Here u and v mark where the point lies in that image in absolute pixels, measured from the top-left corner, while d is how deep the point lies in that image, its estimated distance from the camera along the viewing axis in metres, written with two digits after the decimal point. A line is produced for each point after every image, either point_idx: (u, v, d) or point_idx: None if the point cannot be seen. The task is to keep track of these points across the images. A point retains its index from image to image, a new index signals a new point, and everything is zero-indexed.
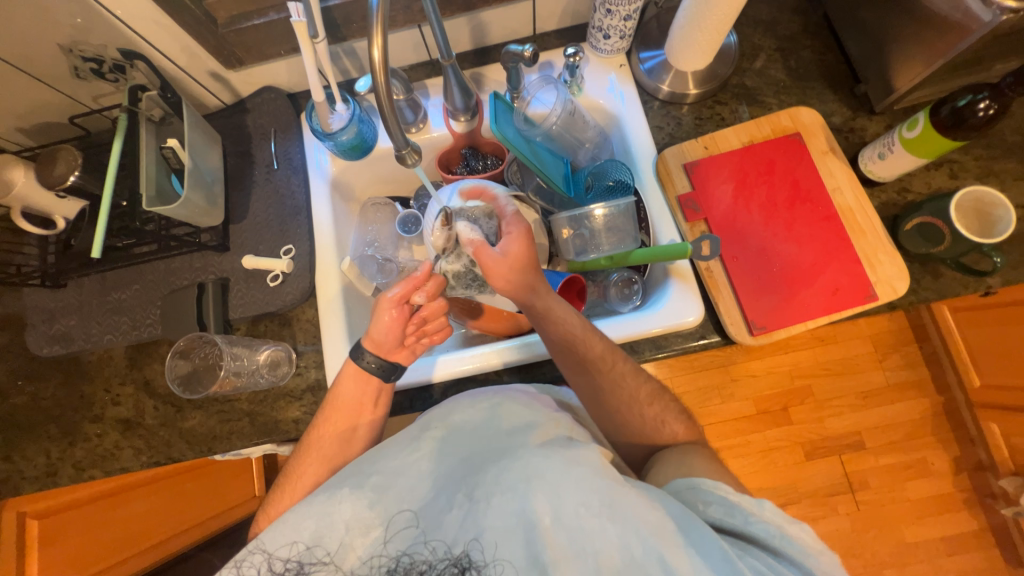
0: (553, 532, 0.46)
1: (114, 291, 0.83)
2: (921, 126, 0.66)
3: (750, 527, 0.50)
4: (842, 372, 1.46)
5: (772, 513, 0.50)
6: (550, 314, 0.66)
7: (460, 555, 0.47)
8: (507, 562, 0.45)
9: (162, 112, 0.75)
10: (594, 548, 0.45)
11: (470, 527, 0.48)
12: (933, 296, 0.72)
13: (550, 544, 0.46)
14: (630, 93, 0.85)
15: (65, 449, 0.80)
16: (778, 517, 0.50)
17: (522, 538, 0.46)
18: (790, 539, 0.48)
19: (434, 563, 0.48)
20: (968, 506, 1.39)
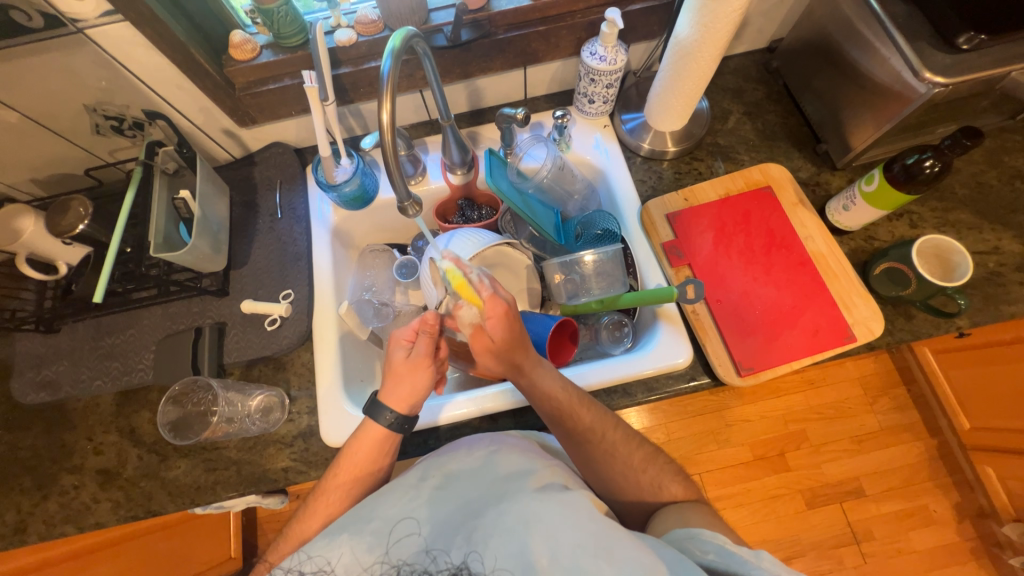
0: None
1: (109, 336, 0.83)
2: (878, 181, 0.72)
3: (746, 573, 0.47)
4: (834, 415, 1.46)
5: (771, 563, 0.47)
6: (540, 388, 0.64)
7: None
8: None
9: (176, 165, 0.79)
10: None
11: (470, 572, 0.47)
12: (907, 337, 0.75)
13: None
14: (614, 150, 0.92)
15: (38, 503, 0.77)
16: (776, 567, 0.47)
17: None
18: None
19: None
20: (975, 556, 1.35)
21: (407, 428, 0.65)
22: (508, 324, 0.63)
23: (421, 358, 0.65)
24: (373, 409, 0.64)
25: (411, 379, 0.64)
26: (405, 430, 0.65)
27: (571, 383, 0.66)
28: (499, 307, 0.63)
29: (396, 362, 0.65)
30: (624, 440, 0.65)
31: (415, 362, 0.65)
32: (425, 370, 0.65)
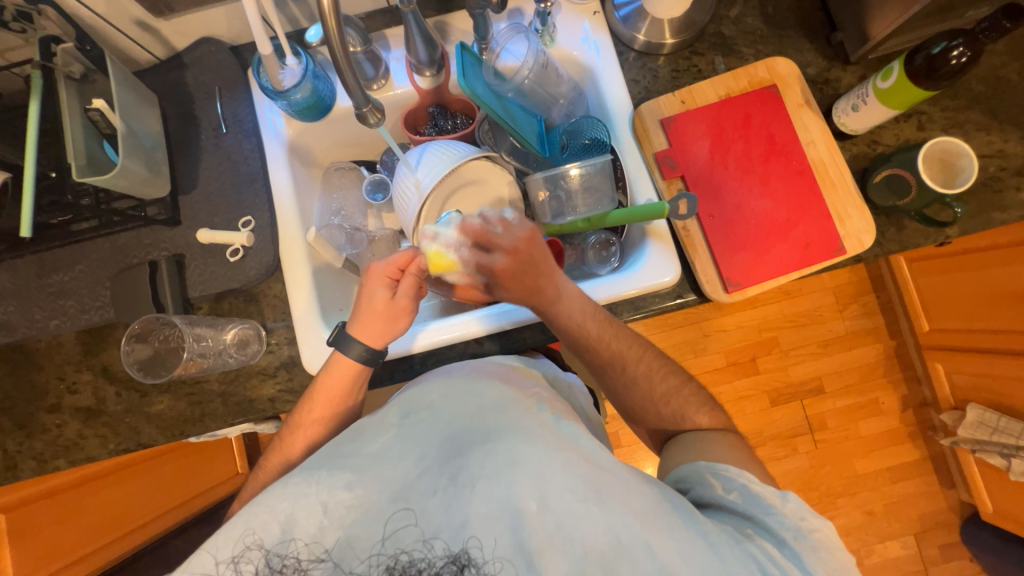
0: (539, 518, 0.46)
1: (55, 273, 0.76)
2: (896, 76, 0.65)
3: (768, 517, 0.51)
4: (807, 323, 1.53)
5: (796, 506, 0.51)
6: (560, 317, 0.65)
7: (459, 552, 0.45)
8: (494, 549, 0.45)
9: (82, 67, 0.66)
10: (580, 534, 0.45)
11: (457, 513, 0.46)
12: (896, 248, 0.74)
13: (536, 531, 0.45)
14: (605, 44, 0.80)
15: (23, 441, 0.76)
16: (802, 511, 0.50)
17: (508, 526, 0.45)
18: (805, 535, 0.49)
19: (433, 561, 0.45)
20: (913, 438, 1.52)
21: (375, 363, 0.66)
22: (512, 280, 0.64)
23: (402, 299, 0.65)
24: (343, 341, 0.65)
25: (385, 322, 0.65)
26: (377, 362, 0.67)
27: (593, 312, 0.66)
28: (491, 274, 0.64)
29: (373, 302, 0.65)
30: (617, 354, 0.67)
31: (394, 304, 0.65)
32: (402, 313, 0.66)
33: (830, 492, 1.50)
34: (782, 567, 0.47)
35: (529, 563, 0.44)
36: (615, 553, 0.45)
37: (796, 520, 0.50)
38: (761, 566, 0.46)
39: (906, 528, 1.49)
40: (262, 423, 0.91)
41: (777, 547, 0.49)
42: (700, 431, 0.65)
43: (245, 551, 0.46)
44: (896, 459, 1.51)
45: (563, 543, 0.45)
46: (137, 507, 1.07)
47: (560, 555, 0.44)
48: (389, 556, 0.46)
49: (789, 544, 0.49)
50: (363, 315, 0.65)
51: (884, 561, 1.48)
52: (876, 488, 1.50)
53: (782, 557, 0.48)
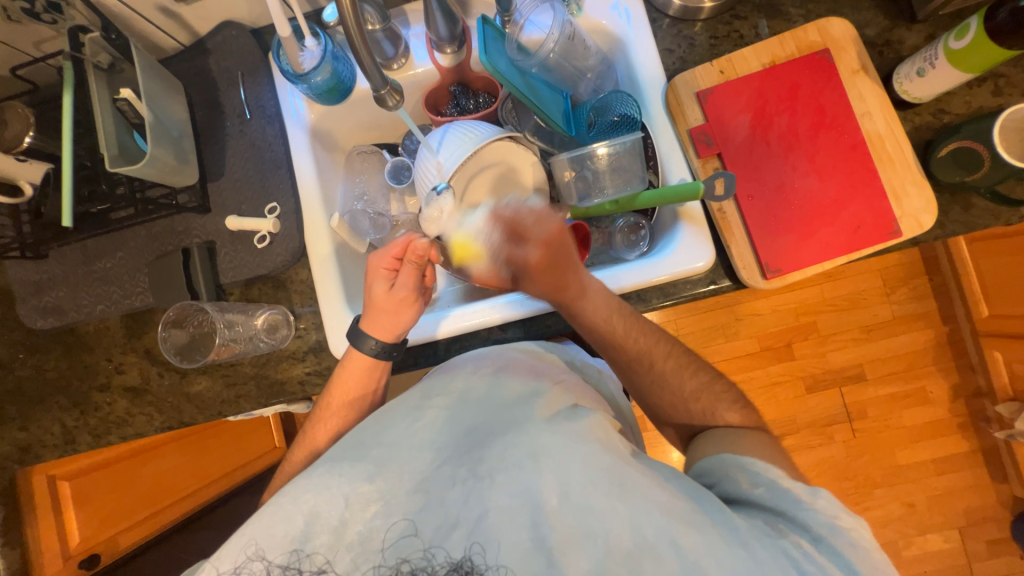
0: (559, 512, 0.45)
1: (98, 260, 0.79)
2: (971, 36, 0.58)
3: (800, 513, 0.48)
4: (850, 307, 1.44)
5: (827, 503, 0.48)
6: (582, 314, 0.64)
7: (461, 560, 0.45)
8: (512, 543, 0.44)
9: (109, 57, 0.67)
10: (602, 530, 0.45)
11: (476, 506, 0.47)
12: (960, 229, 0.67)
13: (557, 526, 0.45)
14: (637, 11, 0.75)
15: (79, 417, 0.81)
16: (835, 508, 0.48)
17: (528, 521, 0.45)
18: (841, 531, 0.46)
19: (435, 567, 0.45)
20: (962, 430, 1.43)
21: (395, 354, 0.68)
22: (542, 274, 0.63)
23: (401, 290, 0.65)
24: (357, 336, 0.66)
25: (393, 314, 0.66)
26: (394, 356, 0.68)
27: (619, 308, 0.65)
28: (520, 264, 0.64)
29: (376, 296, 0.65)
30: (644, 351, 0.65)
31: (397, 296, 0.65)
32: (405, 304, 0.66)
33: (868, 482, 1.44)
34: (815, 563, 0.44)
35: (550, 558, 0.44)
36: (640, 551, 0.43)
37: (831, 516, 0.47)
38: (796, 563, 0.44)
39: (951, 522, 1.42)
40: (297, 403, 0.94)
41: (811, 543, 0.46)
42: (729, 427, 0.61)
43: (248, 562, 0.48)
44: (942, 451, 1.43)
45: (585, 539, 0.44)
46: (182, 479, 1.13)
47: (582, 552, 0.44)
48: (391, 566, 0.46)
49: (825, 540, 0.46)
50: (370, 309, 0.66)
51: (924, 554, 1.42)
52: (918, 480, 1.43)
53: (818, 554, 0.45)
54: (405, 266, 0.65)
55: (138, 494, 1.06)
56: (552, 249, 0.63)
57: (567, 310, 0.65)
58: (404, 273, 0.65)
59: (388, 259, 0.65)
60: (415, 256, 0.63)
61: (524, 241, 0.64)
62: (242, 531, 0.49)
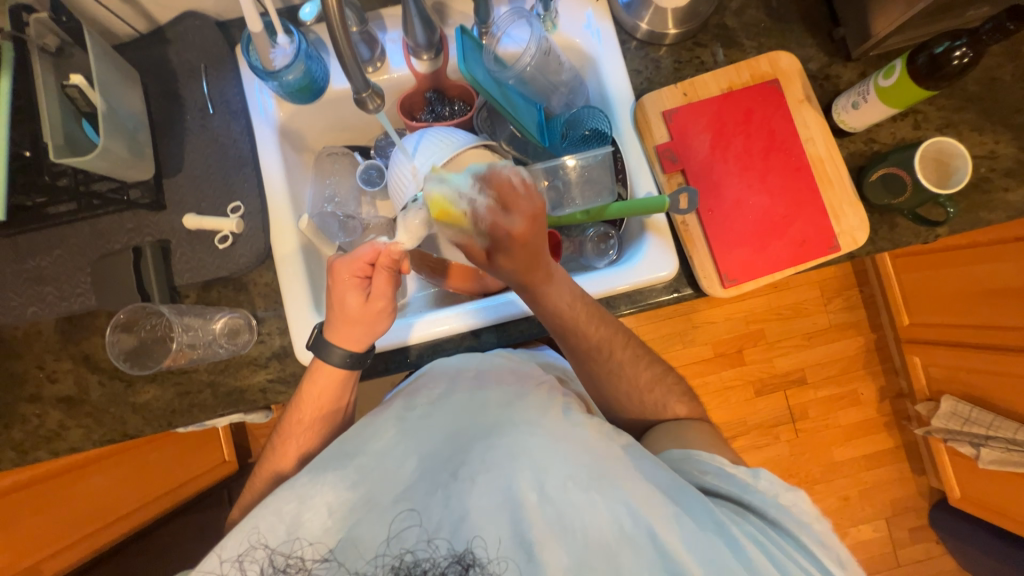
0: (539, 509, 0.47)
1: (31, 258, 0.72)
2: (897, 75, 0.66)
3: (750, 495, 0.52)
4: (794, 315, 1.56)
5: (768, 483, 0.53)
6: (545, 299, 0.62)
7: (463, 552, 0.44)
8: (497, 543, 0.45)
9: (58, 40, 0.62)
10: (582, 524, 0.46)
11: (456, 506, 0.47)
12: (887, 246, 0.75)
13: (538, 523, 0.46)
14: (608, 33, 0.79)
15: (1, 432, 0.73)
16: (775, 487, 0.52)
17: (509, 519, 0.46)
18: (786, 508, 0.50)
19: (437, 561, 0.44)
20: (889, 428, 1.57)
21: (366, 361, 0.67)
22: (520, 253, 0.58)
23: (379, 299, 0.63)
24: (321, 348, 0.64)
25: (365, 324, 0.64)
26: (363, 364, 0.67)
27: (582, 295, 0.64)
28: (503, 238, 0.57)
29: (348, 304, 0.62)
30: (606, 338, 0.66)
31: (371, 305, 0.63)
32: (382, 315, 0.64)
33: (811, 478, 1.55)
34: (773, 539, 0.48)
35: (531, 555, 0.44)
36: (618, 543, 0.46)
37: (774, 493, 0.52)
38: (762, 546, 0.47)
39: (880, 512, 1.55)
40: (256, 414, 0.89)
41: (770, 527, 0.50)
42: (678, 420, 0.67)
43: (250, 550, 0.46)
44: (874, 448, 1.57)
45: (564, 534, 0.46)
46: (118, 497, 1.04)
47: (562, 547, 0.45)
48: (394, 556, 0.45)
49: (783, 524, 0.50)
50: (340, 322, 0.63)
51: (857, 543, 1.54)
52: (853, 475, 1.55)
53: (780, 538, 0.49)
54: (381, 274, 0.62)
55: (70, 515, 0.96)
56: (536, 230, 0.58)
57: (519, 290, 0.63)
58: (374, 279, 0.62)
59: (355, 266, 0.61)
60: (389, 261, 0.61)
61: (507, 213, 0.57)
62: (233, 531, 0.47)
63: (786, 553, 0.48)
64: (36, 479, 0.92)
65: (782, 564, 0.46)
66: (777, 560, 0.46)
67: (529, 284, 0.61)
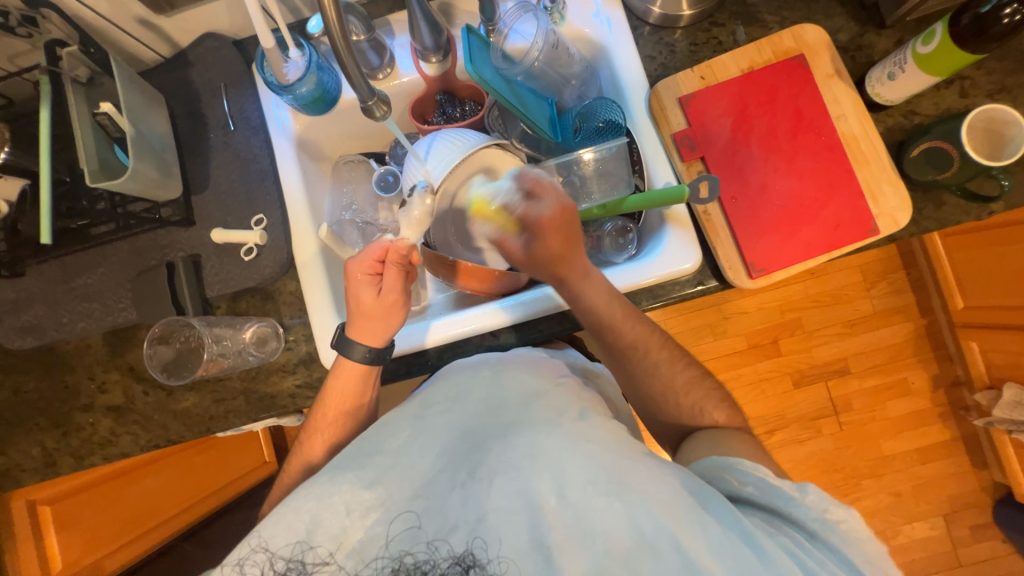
0: (557, 512, 0.46)
1: (78, 277, 0.77)
2: (938, 40, 0.60)
3: (791, 508, 0.49)
4: (833, 302, 1.48)
5: (816, 498, 0.49)
6: (577, 296, 0.63)
7: (463, 554, 0.45)
8: (511, 546, 0.45)
9: (88, 70, 0.66)
10: (601, 529, 0.45)
11: (473, 508, 0.47)
12: (934, 225, 0.70)
13: (554, 525, 0.45)
14: (618, 19, 0.76)
15: (60, 439, 0.79)
16: (824, 502, 0.48)
17: (526, 520, 0.46)
18: (832, 525, 0.47)
19: (438, 562, 0.46)
20: (944, 419, 1.47)
21: (386, 358, 0.68)
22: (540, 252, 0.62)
23: (390, 293, 0.65)
24: (345, 344, 0.65)
25: (382, 318, 0.65)
26: (383, 360, 0.68)
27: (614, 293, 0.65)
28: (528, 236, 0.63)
29: (363, 302, 0.64)
30: (627, 336, 0.64)
31: (385, 299, 0.65)
32: (395, 308, 0.65)
33: (856, 473, 1.47)
34: (814, 555, 0.46)
35: (547, 558, 0.44)
36: (639, 550, 0.44)
37: (822, 511, 0.48)
38: (800, 560, 0.44)
39: (936, 509, 1.45)
40: (289, 417, 0.92)
41: (809, 540, 0.48)
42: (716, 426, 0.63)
43: (251, 553, 0.48)
44: (927, 441, 1.47)
45: (583, 539, 0.45)
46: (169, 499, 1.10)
47: (579, 551, 0.44)
48: (393, 559, 0.47)
49: (823, 537, 0.47)
50: (357, 318, 0.65)
51: (911, 542, 1.45)
52: (904, 470, 1.46)
53: (818, 551, 0.47)
54: (393, 269, 0.64)
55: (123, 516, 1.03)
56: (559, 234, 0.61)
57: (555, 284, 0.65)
58: (387, 274, 0.64)
59: (367, 263, 0.64)
60: (398, 256, 0.63)
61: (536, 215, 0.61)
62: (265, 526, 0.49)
63: (827, 567, 0.45)
64: (93, 483, 1.00)
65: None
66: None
67: (563, 275, 0.63)
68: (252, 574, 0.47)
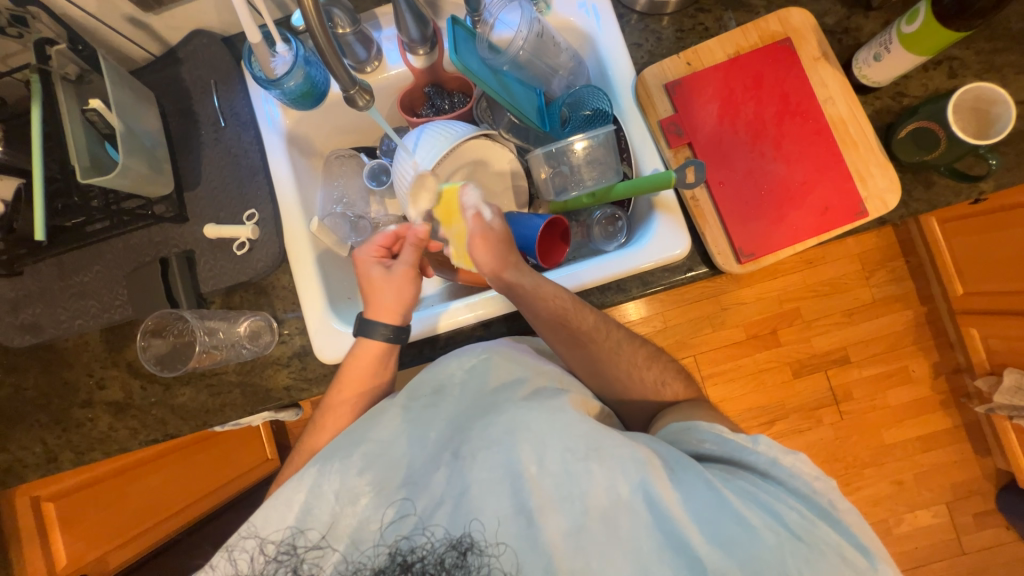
0: (538, 479, 0.47)
1: (75, 274, 0.78)
2: (922, 19, 0.60)
3: (748, 456, 0.50)
4: (831, 291, 1.47)
5: (767, 447, 0.50)
6: (536, 291, 0.64)
7: (460, 537, 0.47)
8: (496, 513, 0.47)
9: (78, 69, 0.67)
10: (581, 491, 0.46)
11: (457, 482, 0.49)
12: (924, 207, 0.69)
13: (536, 491, 0.47)
14: (604, 8, 0.76)
15: (60, 436, 0.80)
16: (775, 450, 0.50)
17: (509, 489, 0.47)
18: (783, 467, 0.49)
19: (435, 545, 0.47)
20: (944, 406, 1.46)
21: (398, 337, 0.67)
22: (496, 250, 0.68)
23: (405, 266, 0.67)
24: (365, 326, 0.66)
25: (394, 293, 0.67)
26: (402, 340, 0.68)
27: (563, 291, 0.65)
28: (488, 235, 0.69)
29: (375, 280, 0.67)
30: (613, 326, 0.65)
31: (397, 274, 0.67)
32: (410, 279, 0.68)
33: (858, 462, 1.47)
34: (770, 494, 0.47)
35: (530, 520, 0.46)
36: (615, 508, 0.46)
37: (772, 458, 0.49)
38: (753, 496, 0.46)
39: (939, 497, 1.45)
40: (285, 411, 0.93)
41: (764, 479, 0.49)
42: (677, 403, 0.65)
43: (240, 540, 0.50)
44: (928, 428, 1.46)
45: (565, 502, 0.46)
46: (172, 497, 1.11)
47: (560, 513, 0.46)
48: (389, 545, 0.48)
49: (773, 474, 0.49)
50: (371, 296, 0.67)
51: (914, 529, 1.45)
52: (906, 458, 1.46)
53: (773, 488, 0.48)
54: (404, 248, 0.68)
55: (126, 514, 1.04)
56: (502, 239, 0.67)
57: (493, 280, 0.66)
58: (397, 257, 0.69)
59: (377, 249, 0.69)
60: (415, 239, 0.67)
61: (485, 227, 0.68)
62: (263, 514, 0.50)
63: (777, 498, 0.47)
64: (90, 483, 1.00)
65: (771, 509, 0.45)
66: (767, 507, 0.45)
67: (502, 268, 0.65)
68: (241, 561, 0.49)
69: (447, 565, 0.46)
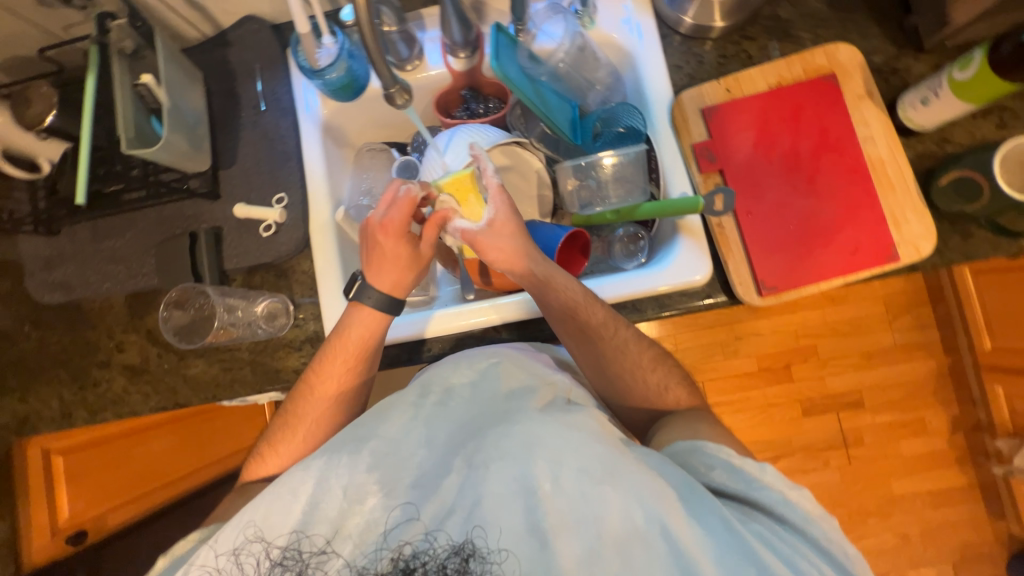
0: (552, 497, 0.47)
1: (107, 239, 0.81)
2: (977, 66, 0.58)
3: (754, 492, 0.50)
4: (851, 332, 1.43)
5: (774, 477, 0.50)
6: (551, 281, 0.64)
7: (464, 544, 0.46)
8: (508, 529, 0.46)
9: (133, 43, 0.69)
10: (596, 515, 0.46)
11: (470, 492, 0.48)
12: (959, 257, 0.67)
13: (550, 509, 0.46)
14: (648, 27, 0.76)
15: (76, 393, 0.83)
16: (780, 481, 0.50)
17: (522, 505, 0.47)
18: (793, 505, 0.48)
19: (439, 552, 0.47)
20: (960, 463, 1.41)
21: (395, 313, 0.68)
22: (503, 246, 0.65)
23: (425, 248, 0.68)
24: (361, 289, 0.67)
25: (408, 271, 0.67)
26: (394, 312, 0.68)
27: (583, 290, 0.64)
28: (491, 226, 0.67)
29: (388, 248, 0.66)
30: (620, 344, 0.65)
31: (419, 254, 0.68)
32: (422, 259, 0.68)
33: (863, 512, 1.42)
34: (785, 540, 0.46)
35: (544, 541, 0.45)
36: (631, 538, 0.45)
37: (781, 491, 0.49)
38: (770, 542, 0.45)
39: (944, 556, 1.39)
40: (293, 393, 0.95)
41: (780, 525, 0.48)
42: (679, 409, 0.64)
43: (248, 543, 0.50)
44: (940, 484, 1.41)
45: (579, 526, 0.46)
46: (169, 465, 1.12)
47: (574, 537, 0.46)
48: (392, 550, 0.48)
49: (790, 520, 0.48)
50: (376, 262, 0.67)
51: None
52: (915, 513, 1.40)
53: (787, 532, 0.47)
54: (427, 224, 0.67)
55: (126, 477, 1.07)
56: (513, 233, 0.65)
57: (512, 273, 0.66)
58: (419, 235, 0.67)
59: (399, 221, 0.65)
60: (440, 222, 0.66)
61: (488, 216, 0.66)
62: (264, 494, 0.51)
63: (797, 550, 0.46)
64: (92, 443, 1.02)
65: (791, 563, 0.45)
66: (789, 560, 0.44)
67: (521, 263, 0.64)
68: (248, 563, 0.49)
69: (449, 571, 0.46)
